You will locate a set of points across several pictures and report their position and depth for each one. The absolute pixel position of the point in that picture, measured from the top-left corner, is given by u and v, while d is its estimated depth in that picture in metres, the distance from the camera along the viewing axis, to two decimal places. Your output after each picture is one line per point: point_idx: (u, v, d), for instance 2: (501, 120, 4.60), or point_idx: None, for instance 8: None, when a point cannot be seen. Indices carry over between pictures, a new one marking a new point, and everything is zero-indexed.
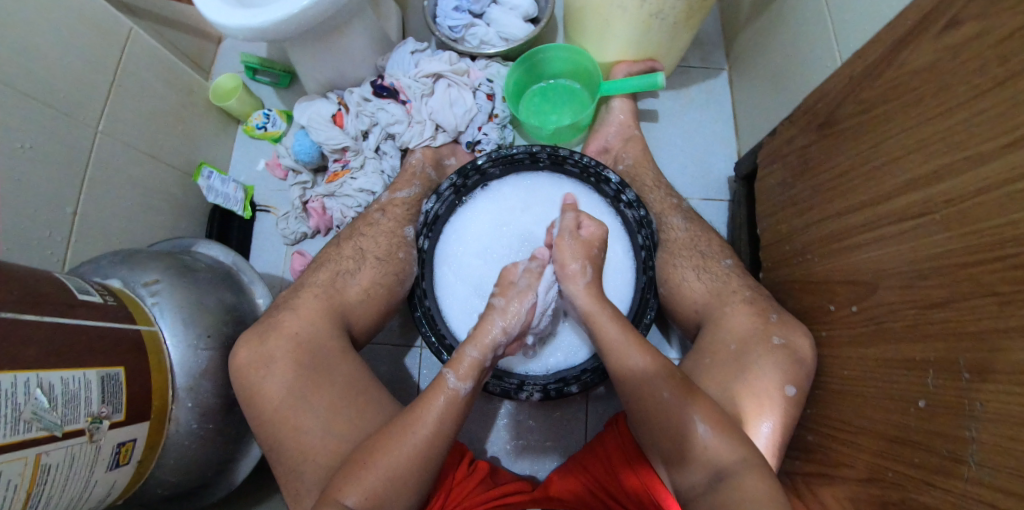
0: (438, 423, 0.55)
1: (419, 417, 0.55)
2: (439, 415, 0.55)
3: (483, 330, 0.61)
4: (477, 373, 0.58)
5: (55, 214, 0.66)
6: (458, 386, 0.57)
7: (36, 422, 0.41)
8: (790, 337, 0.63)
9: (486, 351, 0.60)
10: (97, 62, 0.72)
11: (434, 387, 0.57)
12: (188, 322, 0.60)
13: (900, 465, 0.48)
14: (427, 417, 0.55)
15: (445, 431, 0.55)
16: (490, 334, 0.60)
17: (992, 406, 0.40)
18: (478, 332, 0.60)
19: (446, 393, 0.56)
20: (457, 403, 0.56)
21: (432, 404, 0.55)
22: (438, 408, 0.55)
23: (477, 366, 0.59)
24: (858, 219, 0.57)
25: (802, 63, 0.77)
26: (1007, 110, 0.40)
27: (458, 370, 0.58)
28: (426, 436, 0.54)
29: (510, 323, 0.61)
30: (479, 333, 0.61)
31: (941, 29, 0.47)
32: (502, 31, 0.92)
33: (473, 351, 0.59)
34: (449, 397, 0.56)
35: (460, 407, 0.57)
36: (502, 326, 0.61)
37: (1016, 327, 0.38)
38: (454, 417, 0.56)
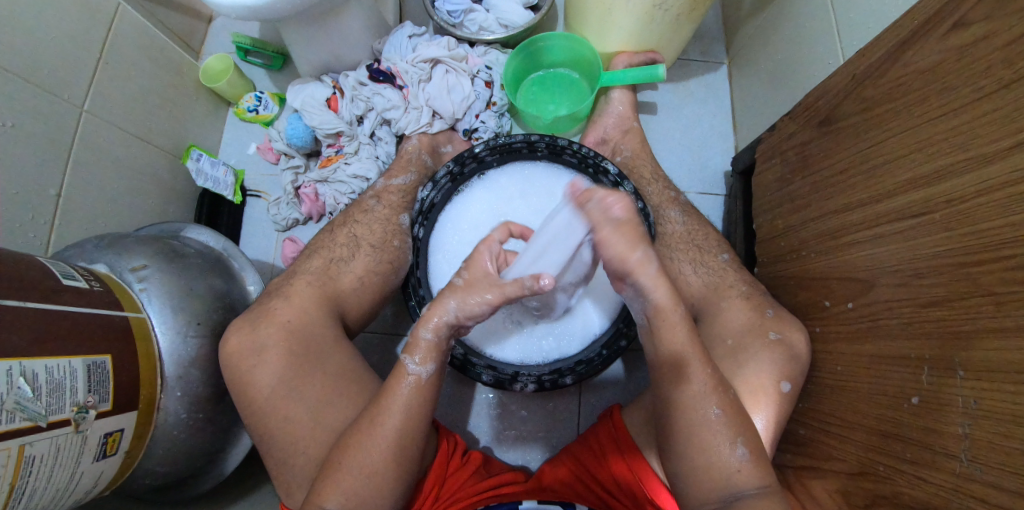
0: (409, 415, 0.54)
1: (386, 407, 0.54)
2: (406, 403, 0.54)
3: (433, 311, 0.56)
4: (437, 355, 0.56)
5: (37, 196, 0.64)
6: (418, 371, 0.55)
7: (18, 412, 0.39)
8: (785, 332, 0.63)
9: (440, 330, 0.56)
10: (81, 39, 0.70)
11: (394, 374, 0.56)
12: (176, 309, 0.59)
13: (891, 460, 0.49)
14: (396, 407, 0.54)
15: (417, 416, 0.55)
16: (442, 316, 0.56)
17: (985, 405, 0.40)
18: (429, 311, 0.56)
19: (407, 379, 0.55)
20: (421, 388, 0.55)
21: (397, 394, 0.54)
22: (404, 396, 0.54)
23: (435, 348, 0.56)
24: (858, 216, 0.57)
25: (803, 59, 0.76)
26: (1012, 111, 0.39)
27: (415, 355, 0.55)
28: (394, 427, 0.53)
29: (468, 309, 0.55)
30: (430, 313, 0.56)
31: (947, 28, 0.47)
32: (502, 18, 0.90)
33: (427, 332, 0.56)
34: (410, 382, 0.55)
35: (427, 391, 0.56)
36: (456, 313, 0.56)
37: (1013, 329, 0.38)
38: (421, 407, 0.55)
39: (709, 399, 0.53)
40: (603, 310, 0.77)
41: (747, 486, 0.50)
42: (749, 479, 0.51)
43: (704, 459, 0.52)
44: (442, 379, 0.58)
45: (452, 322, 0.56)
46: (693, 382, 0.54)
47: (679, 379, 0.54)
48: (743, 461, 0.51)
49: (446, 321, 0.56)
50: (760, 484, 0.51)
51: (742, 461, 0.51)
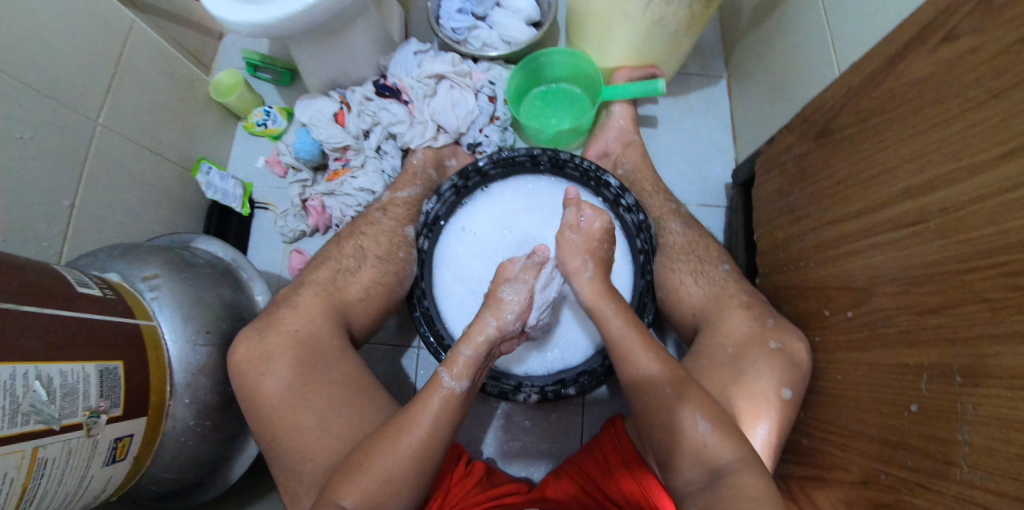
0: (435, 427, 0.54)
1: (414, 417, 0.54)
2: (435, 416, 0.55)
3: (477, 328, 0.61)
4: (472, 371, 0.58)
5: (51, 206, 0.66)
6: (453, 385, 0.56)
7: (33, 415, 0.40)
8: (785, 342, 0.64)
9: (479, 349, 0.59)
10: (98, 55, 0.72)
11: (429, 387, 0.57)
12: (187, 317, 0.60)
13: (894, 468, 0.49)
14: (425, 419, 0.55)
15: (442, 434, 0.55)
16: (484, 333, 0.60)
17: (984, 410, 0.41)
18: (472, 331, 0.60)
19: (441, 391, 0.56)
20: (452, 404, 0.56)
21: (428, 408, 0.55)
22: (433, 410, 0.55)
23: (470, 365, 0.58)
24: (855, 226, 0.58)
25: (800, 73, 0.78)
26: (1001, 122, 0.41)
27: (453, 369, 0.57)
28: (421, 438, 0.53)
29: (504, 322, 0.61)
30: (472, 331, 0.61)
31: (937, 42, 0.48)
32: (506, 35, 0.93)
33: (465, 350, 0.59)
34: (444, 395, 0.56)
35: (456, 408, 0.56)
36: (496, 326, 0.61)
37: (1007, 334, 0.39)
38: (449, 420, 0.56)
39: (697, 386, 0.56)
40: (583, 336, 0.77)
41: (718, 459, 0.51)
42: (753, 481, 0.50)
43: (705, 466, 0.52)
44: (471, 400, 0.59)
45: (491, 342, 0.60)
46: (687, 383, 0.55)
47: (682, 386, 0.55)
48: None
49: (488, 335, 0.60)
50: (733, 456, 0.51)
51: (706, 434, 0.52)
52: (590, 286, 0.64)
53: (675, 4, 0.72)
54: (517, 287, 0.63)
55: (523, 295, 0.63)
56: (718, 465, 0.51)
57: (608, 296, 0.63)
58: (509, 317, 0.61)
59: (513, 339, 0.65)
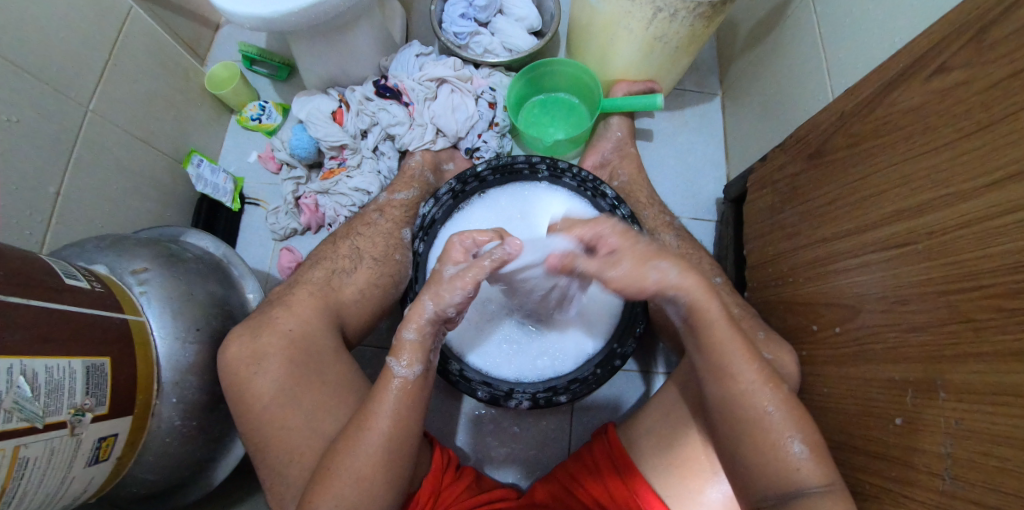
0: (398, 419, 0.53)
1: (376, 411, 0.53)
2: (394, 407, 0.53)
3: (415, 311, 0.54)
4: (423, 356, 0.55)
5: (36, 193, 0.63)
6: (405, 373, 0.54)
7: (16, 411, 0.39)
8: (775, 354, 0.65)
9: (423, 330, 0.55)
10: (92, 40, 0.70)
11: (383, 374, 0.55)
12: (176, 313, 0.58)
13: (879, 480, 0.51)
14: (383, 411, 0.53)
15: (409, 422, 0.54)
16: (422, 317, 0.54)
17: (966, 424, 0.42)
18: (412, 312, 0.54)
19: (394, 382, 0.54)
20: (408, 391, 0.54)
21: (387, 396, 0.54)
22: (393, 400, 0.54)
23: (420, 349, 0.55)
24: (844, 245, 0.60)
25: (794, 95, 0.81)
26: (989, 152, 0.43)
27: (402, 357, 0.54)
28: (383, 431, 0.53)
29: (445, 304, 0.54)
30: (413, 313, 0.55)
31: (929, 73, 0.51)
32: (507, 42, 0.93)
33: (410, 332, 0.55)
34: (398, 386, 0.54)
35: (416, 394, 0.55)
36: (435, 311, 0.54)
37: (992, 354, 0.40)
38: (409, 411, 0.54)
39: (751, 400, 0.53)
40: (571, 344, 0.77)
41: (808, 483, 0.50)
42: None
43: None
44: (429, 383, 0.57)
45: (435, 323, 0.55)
46: None
47: None
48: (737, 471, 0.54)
49: (427, 319, 0.55)
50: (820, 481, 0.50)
51: (802, 458, 0.51)
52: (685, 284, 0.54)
53: (677, 22, 0.74)
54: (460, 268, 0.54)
55: (465, 286, 0.53)
56: (778, 489, 0.52)
57: (710, 294, 0.55)
58: (449, 300, 0.54)
59: (460, 317, 0.58)
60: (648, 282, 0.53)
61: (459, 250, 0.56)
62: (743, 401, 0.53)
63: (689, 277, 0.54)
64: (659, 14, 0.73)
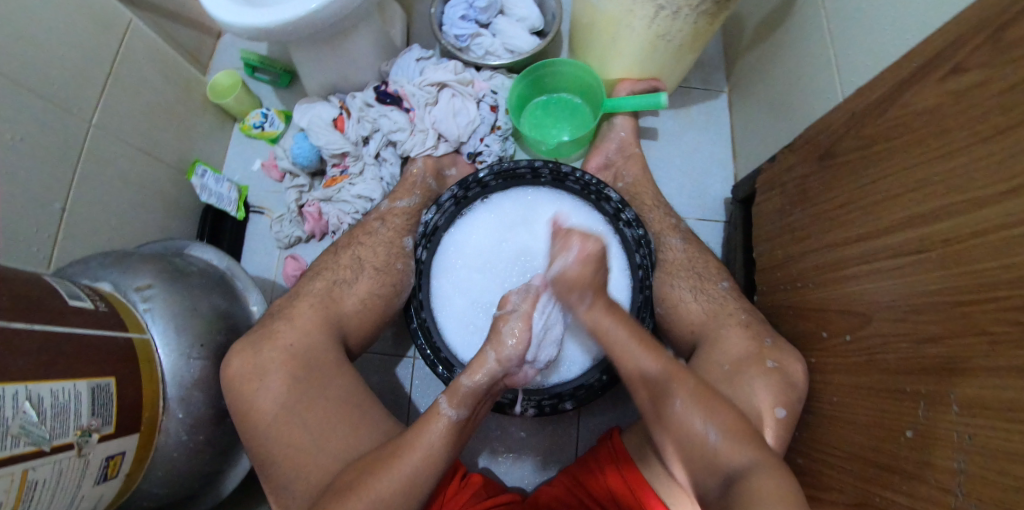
0: (432, 453, 0.54)
1: (417, 441, 0.54)
2: (435, 441, 0.54)
3: (478, 361, 0.57)
4: (472, 402, 0.56)
5: (41, 210, 0.64)
6: (451, 413, 0.55)
7: (23, 436, 0.39)
8: (782, 362, 0.64)
9: (481, 381, 0.56)
10: (92, 55, 0.70)
11: (428, 415, 0.56)
12: (180, 329, 0.58)
13: (887, 492, 0.50)
14: (423, 445, 0.54)
15: (439, 457, 0.54)
16: (485, 367, 0.57)
17: (980, 441, 0.41)
18: (475, 362, 0.57)
19: (439, 421, 0.55)
20: (452, 430, 0.55)
21: (428, 433, 0.55)
22: (436, 434, 0.54)
23: (471, 396, 0.56)
24: (856, 250, 0.58)
25: (803, 92, 0.78)
26: (1005, 158, 0.41)
27: (453, 398, 0.56)
28: (417, 464, 0.53)
29: (506, 354, 0.57)
30: (476, 363, 0.57)
31: (944, 73, 0.48)
32: (508, 43, 0.92)
33: (468, 380, 0.56)
34: (442, 425, 0.55)
35: (456, 436, 0.55)
36: (496, 360, 0.57)
37: (1006, 369, 0.39)
38: (445, 448, 0.55)
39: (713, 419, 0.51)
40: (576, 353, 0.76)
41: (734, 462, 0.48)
42: None
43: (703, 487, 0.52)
44: (470, 427, 0.58)
45: (494, 375, 0.57)
46: None
47: None
48: None
49: (489, 369, 0.57)
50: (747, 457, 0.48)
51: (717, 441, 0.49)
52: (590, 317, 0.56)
53: (680, 20, 0.72)
54: (516, 321, 0.58)
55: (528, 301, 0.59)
56: None
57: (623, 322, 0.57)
58: (510, 348, 0.57)
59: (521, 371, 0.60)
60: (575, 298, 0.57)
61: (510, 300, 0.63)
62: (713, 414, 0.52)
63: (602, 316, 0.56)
64: (661, 11, 0.71)
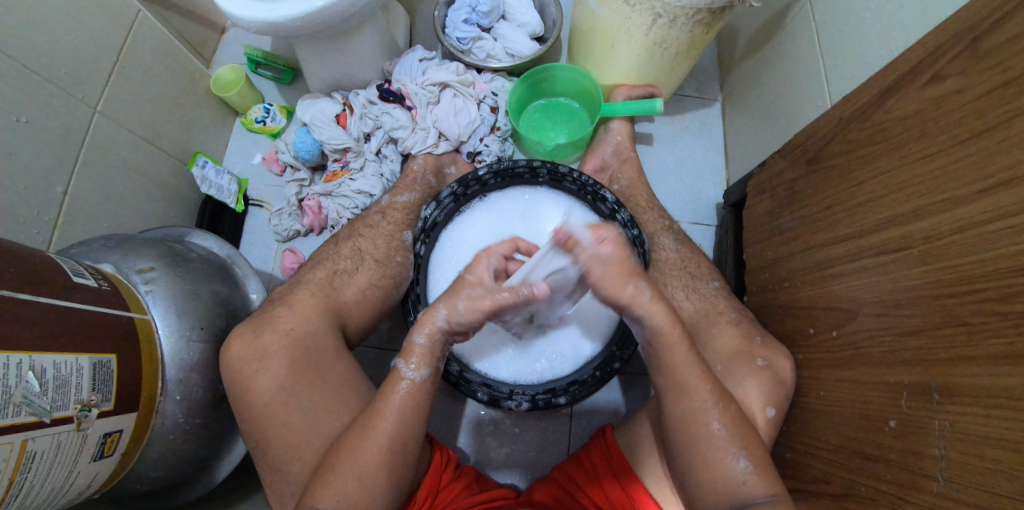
0: (403, 420, 0.54)
1: (380, 412, 0.54)
2: (400, 407, 0.54)
3: (427, 317, 0.54)
4: (432, 360, 0.55)
5: (43, 193, 0.64)
6: (412, 375, 0.54)
7: (25, 406, 0.39)
8: (772, 359, 0.66)
9: (434, 337, 0.55)
10: (101, 43, 0.71)
11: (391, 376, 0.55)
12: (180, 312, 0.59)
13: (873, 481, 0.51)
14: (392, 413, 0.54)
15: (415, 429, 0.55)
16: (435, 324, 0.54)
17: (961, 427, 0.43)
18: (424, 318, 0.54)
19: (402, 384, 0.54)
20: (414, 394, 0.55)
21: (394, 397, 0.54)
22: (399, 399, 0.54)
23: (429, 353, 0.55)
24: (841, 250, 0.60)
25: (793, 101, 0.81)
26: (982, 159, 0.43)
27: (411, 360, 0.54)
28: (388, 432, 0.53)
29: (455, 312, 0.53)
30: (426, 318, 0.54)
31: (925, 81, 0.51)
32: (510, 47, 0.95)
33: (420, 337, 0.55)
34: (405, 388, 0.54)
35: (423, 397, 0.55)
36: (447, 321, 0.54)
37: (985, 357, 0.41)
38: (422, 415, 0.55)
39: (709, 412, 0.55)
40: (570, 348, 0.78)
41: (754, 495, 0.52)
42: (759, 489, 0.53)
43: None
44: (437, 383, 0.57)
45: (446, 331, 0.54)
46: (676, 393, 0.56)
47: (674, 396, 0.56)
48: (752, 474, 0.53)
49: (439, 327, 0.54)
50: (768, 492, 0.53)
51: (748, 474, 0.53)
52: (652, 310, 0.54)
53: (676, 28, 0.75)
54: (479, 290, 0.53)
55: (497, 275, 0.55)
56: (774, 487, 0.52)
57: (674, 322, 0.55)
58: (461, 314, 0.53)
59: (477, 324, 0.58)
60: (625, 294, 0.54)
61: (483, 263, 0.56)
62: (711, 405, 0.55)
63: (656, 306, 0.55)
64: (658, 19, 0.73)
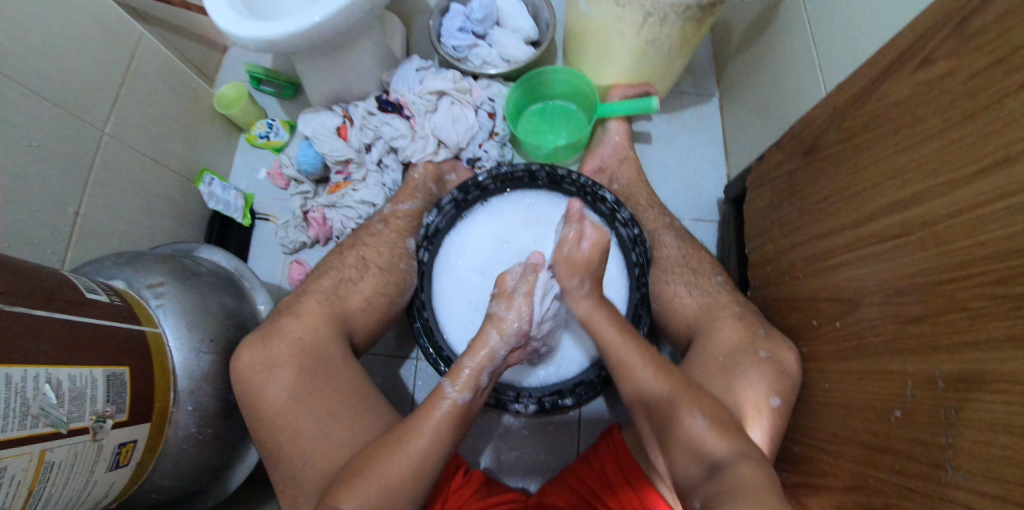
0: (435, 439, 0.55)
1: (418, 428, 0.55)
2: (437, 426, 0.56)
3: (480, 342, 0.61)
4: (475, 384, 0.59)
5: (56, 214, 0.66)
6: (456, 396, 0.57)
7: (42, 417, 0.40)
8: (775, 351, 0.65)
9: (484, 362, 0.60)
10: (106, 67, 0.74)
11: (432, 400, 0.58)
12: (191, 325, 0.60)
13: (882, 473, 0.50)
14: (427, 431, 0.55)
15: (437, 437, 0.55)
16: (487, 347, 0.60)
17: (966, 414, 0.42)
18: (476, 344, 0.61)
19: (444, 403, 0.57)
20: (454, 415, 0.57)
21: (432, 416, 0.56)
22: (438, 419, 0.56)
23: (474, 378, 0.59)
24: (840, 240, 0.60)
25: (789, 93, 0.81)
26: (975, 141, 0.43)
27: (456, 381, 0.58)
28: (422, 448, 0.54)
29: (506, 331, 0.61)
30: (477, 344, 0.61)
31: (915, 65, 0.51)
32: (505, 53, 0.96)
33: (469, 362, 0.60)
34: (447, 407, 0.57)
35: (459, 420, 0.57)
36: (498, 339, 0.60)
37: (987, 341, 0.40)
38: (453, 423, 0.57)
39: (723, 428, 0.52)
40: (579, 350, 0.79)
41: None
42: None
43: (693, 462, 0.53)
44: (473, 413, 0.60)
45: (496, 352, 0.60)
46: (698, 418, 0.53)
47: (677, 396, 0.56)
48: None
49: (491, 348, 0.60)
50: None
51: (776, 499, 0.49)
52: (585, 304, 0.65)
53: (668, 26, 0.75)
54: (517, 299, 0.62)
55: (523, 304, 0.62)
56: None
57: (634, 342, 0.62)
58: (510, 324, 0.61)
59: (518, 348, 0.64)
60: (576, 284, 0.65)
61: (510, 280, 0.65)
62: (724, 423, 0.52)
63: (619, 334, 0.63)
64: (649, 18, 0.74)
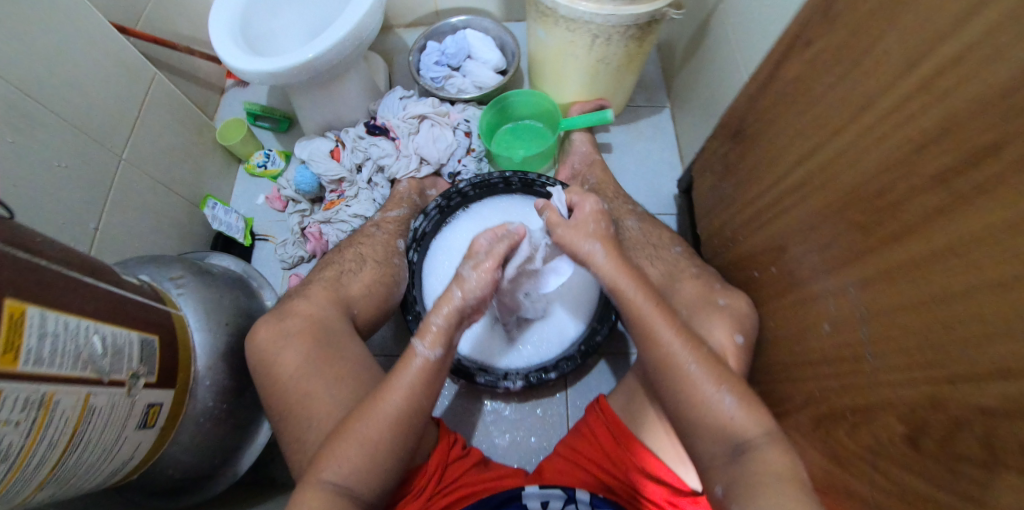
0: (412, 391, 0.60)
1: (392, 384, 0.60)
2: (412, 379, 0.60)
3: (445, 300, 0.63)
4: (445, 339, 0.62)
5: (79, 227, 0.73)
6: (427, 353, 0.61)
7: (89, 363, 0.46)
8: (730, 299, 0.74)
9: (450, 317, 0.62)
10: (123, 102, 0.83)
11: (405, 357, 0.61)
12: (207, 311, 0.66)
13: (824, 380, 0.58)
14: (402, 385, 0.60)
15: (426, 390, 0.61)
16: (451, 304, 0.62)
17: (872, 306, 0.51)
18: (440, 301, 0.63)
19: (415, 360, 0.60)
20: (427, 369, 0.61)
21: (408, 371, 0.60)
22: (412, 374, 0.60)
23: (444, 333, 0.62)
24: (767, 198, 0.71)
25: (720, 95, 0.95)
26: (845, 96, 0.55)
27: (426, 339, 0.61)
28: (398, 403, 0.59)
29: (466, 290, 0.62)
30: (442, 302, 0.63)
31: (798, 49, 0.64)
32: (477, 80, 1.09)
33: (436, 319, 0.62)
34: (418, 363, 0.60)
35: (432, 374, 0.61)
36: (461, 296, 0.62)
37: (875, 243, 0.50)
38: (430, 383, 0.61)
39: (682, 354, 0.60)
40: (562, 331, 0.86)
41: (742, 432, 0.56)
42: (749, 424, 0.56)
43: (664, 392, 0.60)
44: (446, 366, 0.63)
45: (461, 307, 0.62)
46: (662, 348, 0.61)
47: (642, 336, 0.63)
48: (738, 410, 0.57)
49: (455, 305, 0.62)
50: (748, 422, 0.56)
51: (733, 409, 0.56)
52: (609, 266, 0.65)
53: (613, 45, 0.89)
54: (484, 259, 0.64)
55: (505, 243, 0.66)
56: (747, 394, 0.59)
57: (630, 275, 0.65)
58: (472, 284, 0.63)
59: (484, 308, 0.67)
60: (585, 247, 0.67)
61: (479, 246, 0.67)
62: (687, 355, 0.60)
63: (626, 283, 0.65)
64: (596, 39, 0.87)
